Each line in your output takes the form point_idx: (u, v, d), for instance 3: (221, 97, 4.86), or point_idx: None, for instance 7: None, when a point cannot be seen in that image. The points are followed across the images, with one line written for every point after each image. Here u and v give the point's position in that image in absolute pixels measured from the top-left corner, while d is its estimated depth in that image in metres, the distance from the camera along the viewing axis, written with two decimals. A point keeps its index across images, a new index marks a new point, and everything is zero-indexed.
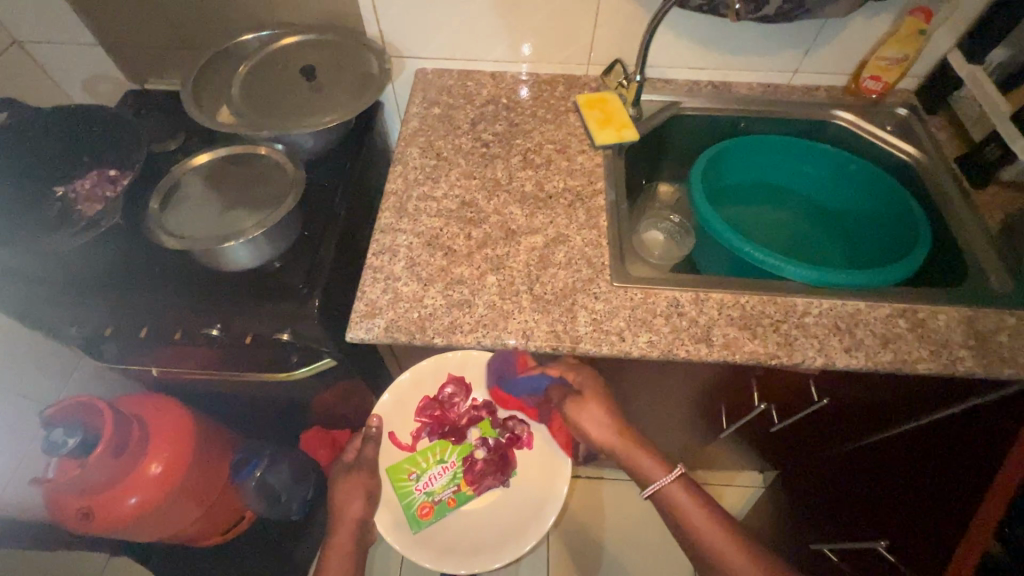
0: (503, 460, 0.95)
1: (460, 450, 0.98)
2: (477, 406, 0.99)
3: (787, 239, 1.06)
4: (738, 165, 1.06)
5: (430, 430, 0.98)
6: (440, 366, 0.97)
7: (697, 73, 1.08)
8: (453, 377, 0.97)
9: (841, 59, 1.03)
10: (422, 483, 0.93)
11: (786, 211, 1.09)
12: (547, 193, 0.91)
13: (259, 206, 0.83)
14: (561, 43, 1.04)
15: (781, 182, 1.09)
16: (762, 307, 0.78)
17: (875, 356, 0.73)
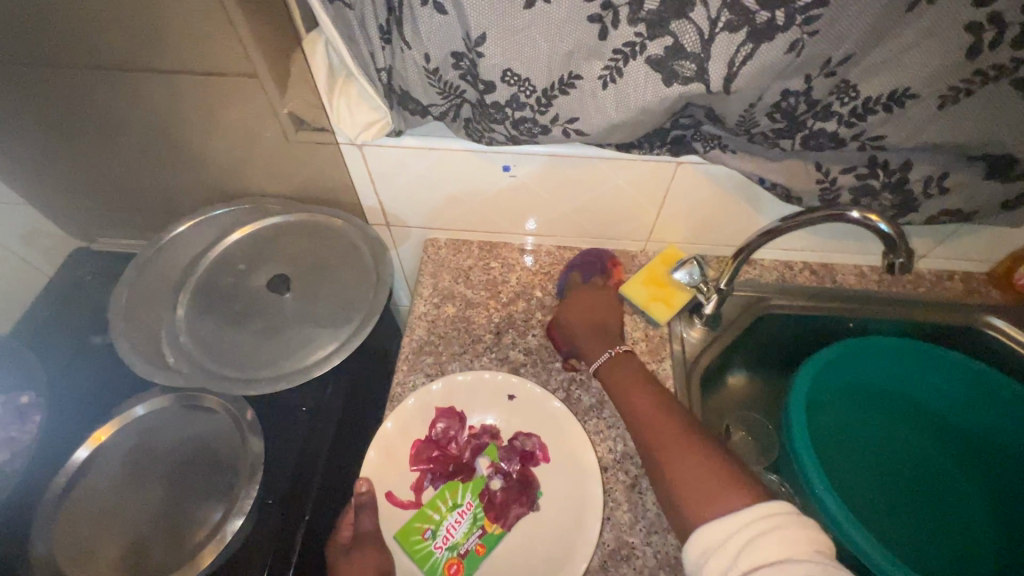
0: (524, 481, 0.65)
1: (473, 486, 0.66)
2: (477, 433, 0.68)
3: (916, 481, 0.79)
4: (846, 376, 0.80)
5: (433, 476, 0.66)
6: (406, 416, 0.66)
7: (789, 254, 0.83)
8: (443, 409, 0.68)
9: (985, 248, 0.78)
10: (441, 539, 0.62)
11: (918, 436, 0.81)
12: (600, 459, 0.66)
13: (186, 505, 0.60)
14: (611, 223, 0.80)
15: (902, 396, 0.82)
16: None
17: None
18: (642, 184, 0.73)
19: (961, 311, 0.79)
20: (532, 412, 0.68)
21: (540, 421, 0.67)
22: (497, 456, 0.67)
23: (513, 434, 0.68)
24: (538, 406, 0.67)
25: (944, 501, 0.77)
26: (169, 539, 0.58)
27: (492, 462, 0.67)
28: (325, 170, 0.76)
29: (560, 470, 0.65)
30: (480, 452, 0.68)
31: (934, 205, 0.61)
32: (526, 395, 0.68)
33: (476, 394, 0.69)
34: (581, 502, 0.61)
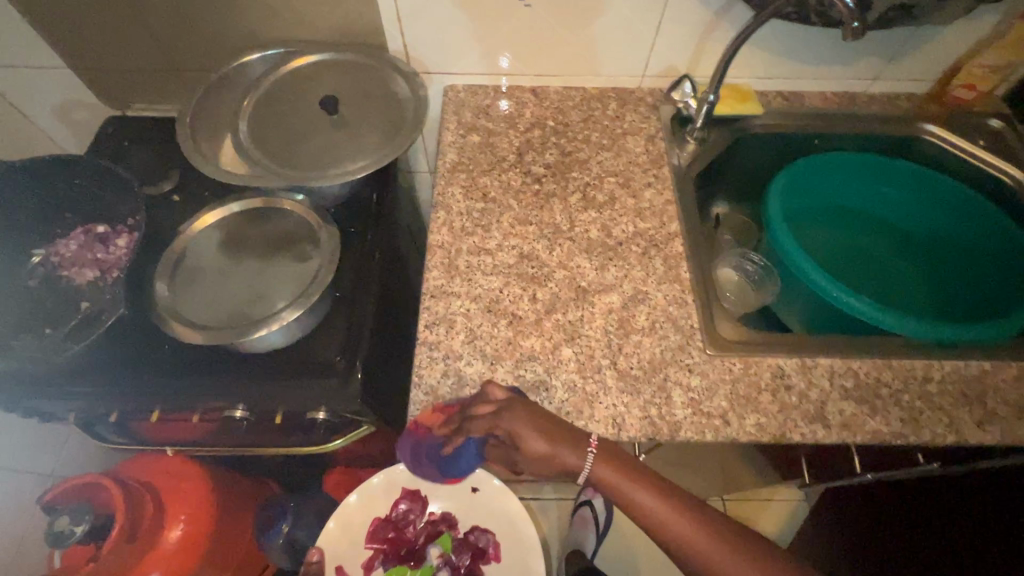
0: (471, 574, 0.75)
1: (422, 575, 0.76)
2: (435, 520, 0.78)
3: (880, 289, 0.93)
4: (816, 192, 0.95)
5: (385, 557, 0.76)
6: (408, 473, 0.77)
7: (764, 83, 0.95)
8: (404, 492, 0.77)
9: (927, 67, 0.92)
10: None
11: (880, 253, 0.96)
12: (615, 239, 0.79)
13: (266, 288, 0.71)
14: (613, 56, 0.90)
15: (863, 214, 0.98)
16: (879, 374, 0.68)
17: (1011, 431, 0.65)
18: (641, 10, 0.83)
19: (907, 122, 0.93)
20: (490, 511, 0.76)
21: (499, 524, 0.75)
22: (449, 547, 0.77)
23: (469, 529, 0.76)
24: (495, 503, 0.75)
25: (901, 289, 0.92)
26: (265, 301, 0.70)
27: (441, 553, 0.77)
28: (359, 8, 0.83)
29: (548, 276, 0.75)
30: (433, 541, 0.77)
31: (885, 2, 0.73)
32: (487, 492, 0.76)
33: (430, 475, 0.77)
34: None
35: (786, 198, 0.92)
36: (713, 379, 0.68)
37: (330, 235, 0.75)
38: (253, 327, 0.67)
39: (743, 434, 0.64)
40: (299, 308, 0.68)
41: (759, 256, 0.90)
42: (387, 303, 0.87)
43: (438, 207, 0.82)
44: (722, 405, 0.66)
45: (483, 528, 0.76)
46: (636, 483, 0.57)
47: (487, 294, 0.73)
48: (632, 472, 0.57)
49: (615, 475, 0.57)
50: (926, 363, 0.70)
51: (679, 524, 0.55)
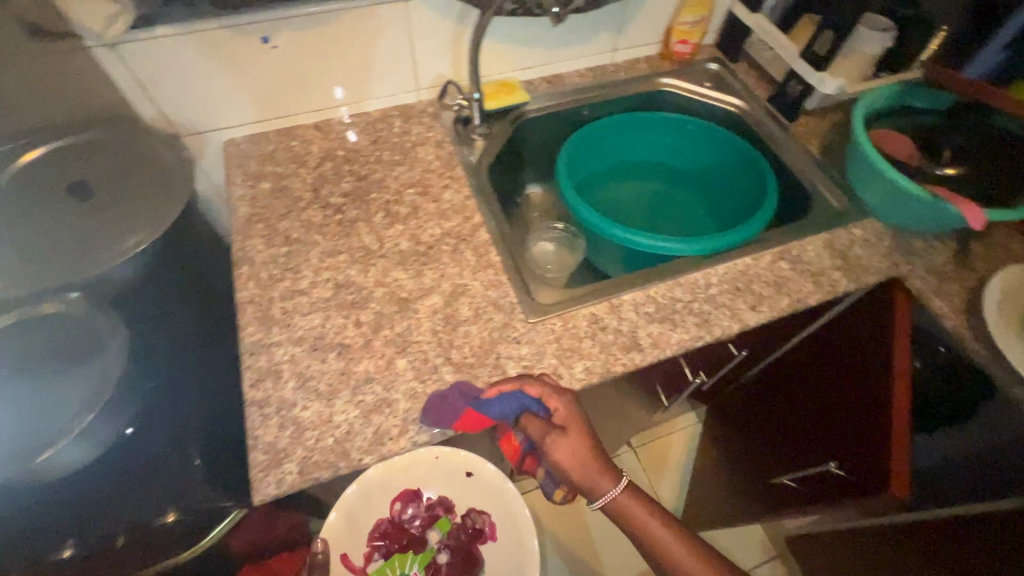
0: (468, 557, 0.76)
1: (421, 557, 0.75)
2: (433, 505, 0.75)
3: (678, 215, 1.13)
4: (603, 154, 1.10)
5: (383, 548, 0.73)
6: (387, 476, 0.70)
7: (526, 73, 1.05)
8: (398, 496, 0.72)
9: (648, 32, 1.08)
10: None
11: (674, 187, 1.15)
12: (425, 244, 0.82)
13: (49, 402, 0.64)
14: (380, 77, 0.94)
15: (653, 158, 1.14)
16: (672, 293, 0.79)
17: (775, 305, 0.79)
18: (388, 31, 0.88)
19: (649, 80, 1.09)
20: (482, 490, 0.76)
21: (490, 501, 0.76)
22: (447, 529, 0.76)
23: (466, 511, 0.77)
24: (491, 485, 0.76)
25: (687, 217, 1.12)
26: (51, 417, 0.63)
27: (440, 536, 0.76)
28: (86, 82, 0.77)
29: (368, 297, 0.76)
30: (432, 525, 0.76)
31: None
32: (483, 473, 0.75)
33: (440, 468, 0.73)
34: (519, 571, 0.74)
35: (575, 166, 1.05)
36: (543, 341, 0.73)
37: (115, 323, 0.69)
38: (38, 449, 0.60)
39: (575, 381, 0.70)
40: (90, 411, 0.63)
41: (563, 225, 1.02)
42: (216, 379, 0.82)
43: (241, 262, 0.79)
44: (552, 362, 0.72)
45: (482, 508, 0.76)
46: (605, 475, 0.69)
47: (310, 333, 0.72)
48: (593, 458, 0.69)
49: (578, 466, 0.68)
50: (706, 272, 0.82)
51: (632, 505, 0.70)
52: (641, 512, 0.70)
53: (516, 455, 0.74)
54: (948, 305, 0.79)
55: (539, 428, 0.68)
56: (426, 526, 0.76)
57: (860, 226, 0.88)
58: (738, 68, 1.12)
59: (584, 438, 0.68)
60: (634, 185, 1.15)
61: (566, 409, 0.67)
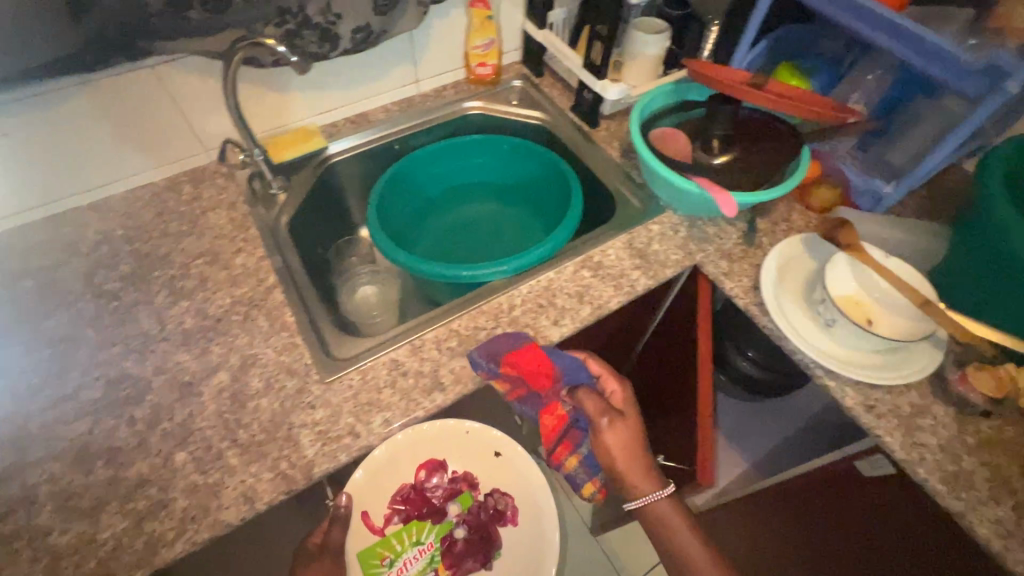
0: (488, 539, 0.79)
1: (438, 529, 0.81)
2: (456, 479, 0.81)
3: (515, 230, 1.11)
4: (426, 186, 1.09)
5: (403, 513, 0.77)
6: (420, 437, 0.75)
7: (326, 117, 1.02)
8: (423, 465, 0.77)
9: (446, 59, 1.08)
10: (395, 569, 0.77)
11: (504, 205, 1.14)
12: (213, 317, 0.77)
13: None
14: (155, 146, 0.89)
15: (475, 183, 1.14)
16: (475, 323, 0.78)
17: (577, 316, 0.80)
18: (145, 99, 0.82)
19: (454, 105, 1.09)
20: (516, 469, 0.81)
21: (517, 484, 0.81)
22: (467, 505, 0.81)
23: (489, 490, 0.81)
24: (521, 465, 0.81)
25: (521, 233, 1.10)
26: None
27: (461, 510, 0.81)
28: None
29: (144, 389, 0.70)
30: (454, 498, 0.81)
31: (344, 29, 0.83)
32: (510, 452, 0.81)
33: (467, 444, 0.80)
34: (536, 563, 0.78)
35: (394, 212, 1.04)
36: (339, 400, 0.70)
37: None
38: None
39: (373, 437, 0.68)
40: None
41: (366, 267, 1.00)
42: None
43: None
44: (348, 422, 0.69)
45: (503, 490, 0.81)
46: (646, 480, 0.74)
47: (73, 444, 0.66)
48: (638, 457, 0.75)
49: (634, 465, 0.74)
50: (511, 293, 0.82)
51: (672, 516, 0.74)
52: (672, 517, 0.74)
53: (554, 433, 0.76)
54: (737, 286, 0.83)
55: (596, 408, 0.75)
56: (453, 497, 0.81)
57: (658, 221, 0.92)
58: (543, 81, 1.14)
59: (635, 426, 0.76)
60: (469, 211, 1.15)
61: (619, 394, 0.78)
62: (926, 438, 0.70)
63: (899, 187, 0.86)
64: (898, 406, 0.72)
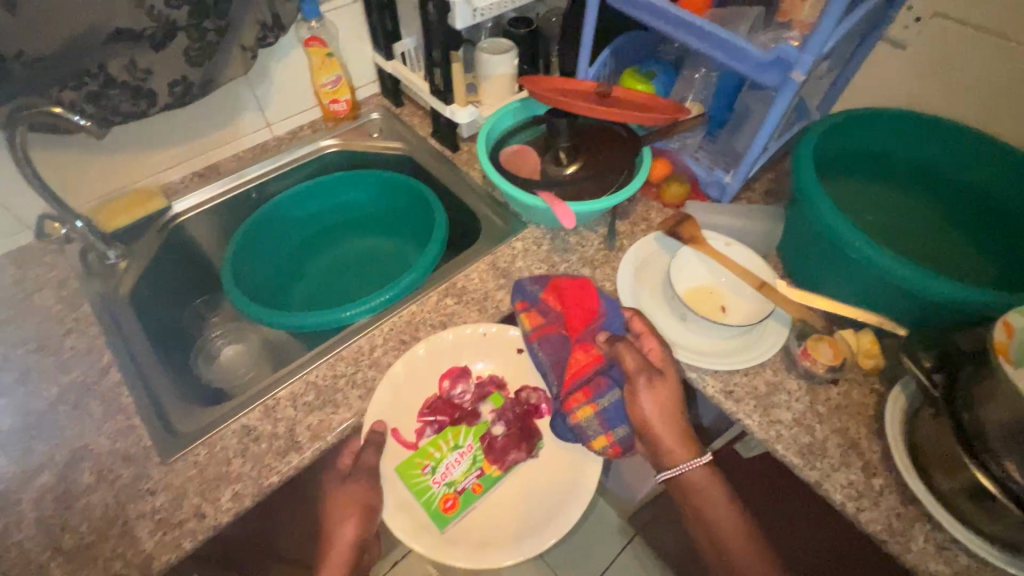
0: (526, 431, 0.74)
1: (474, 430, 0.74)
2: (484, 381, 0.77)
3: (391, 259, 1.07)
4: (293, 230, 1.06)
5: (434, 420, 0.73)
6: (434, 345, 0.77)
7: (170, 173, 0.97)
8: (444, 371, 0.76)
9: (295, 100, 1.06)
10: (440, 474, 0.70)
11: (384, 237, 1.10)
12: (37, 411, 0.70)
13: None
14: None
15: (349, 220, 1.10)
16: (333, 371, 0.75)
17: (441, 346, 0.78)
18: None
19: (310, 146, 1.06)
20: (525, 367, 0.78)
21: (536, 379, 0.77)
22: (500, 403, 0.76)
23: (518, 388, 0.77)
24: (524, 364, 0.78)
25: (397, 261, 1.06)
26: None
27: (495, 408, 0.76)
28: None
29: None
30: (485, 398, 0.76)
31: (159, 84, 0.79)
32: (529, 354, 0.78)
33: (480, 343, 0.78)
34: (579, 464, 0.71)
35: (258, 264, 1.00)
36: (183, 480, 0.65)
37: None
38: None
39: (221, 514, 0.63)
40: None
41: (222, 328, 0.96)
42: None
43: None
44: (192, 503, 0.63)
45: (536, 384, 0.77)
46: (680, 446, 0.69)
47: None
48: (681, 425, 0.70)
49: (681, 434, 0.69)
50: (372, 334, 0.80)
51: (709, 486, 0.68)
52: (706, 485, 0.68)
53: (582, 370, 0.73)
54: None
55: (636, 364, 0.71)
56: (481, 393, 0.76)
57: (520, 238, 0.92)
58: (404, 110, 1.14)
59: (676, 394, 0.70)
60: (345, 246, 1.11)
61: (658, 351, 0.74)
62: (780, 414, 0.72)
63: (736, 178, 0.90)
64: (755, 387, 0.75)
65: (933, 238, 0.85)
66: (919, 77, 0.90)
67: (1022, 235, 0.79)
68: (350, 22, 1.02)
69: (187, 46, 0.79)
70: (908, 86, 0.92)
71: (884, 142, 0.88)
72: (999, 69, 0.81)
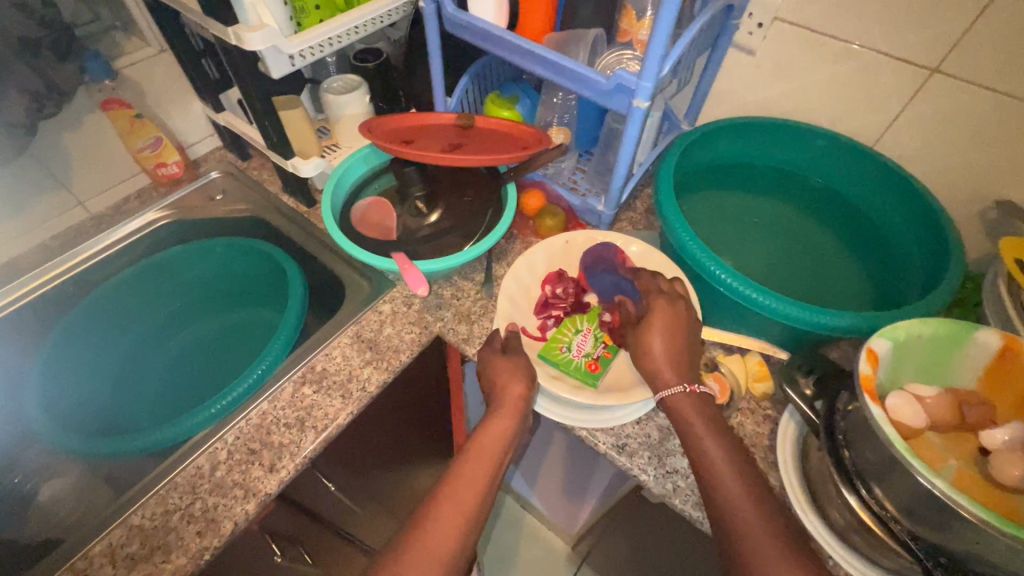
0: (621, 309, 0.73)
1: (590, 316, 0.75)
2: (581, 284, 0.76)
3: (252, 339, 0.90)
4: (133, 323, 0.89)
5: (551, 315, 0.73)
6: (533, 258, 0.75)
7: None
8: (547, 276, 0.76)
9: (110, 170, 0.91)
10: (577, 350, 0.70)
11: (237, 311, 0.94)
12: None
13: None
14: None
15: (192, 303, 0.94)
16: (164, 508, 0.63)
17: (297, 450, 0.67)
18: None
19: (137, 220, 0.91)
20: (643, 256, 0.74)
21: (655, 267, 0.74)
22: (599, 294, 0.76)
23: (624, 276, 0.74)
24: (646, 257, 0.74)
25: (256, 339, 0.90)
26: None
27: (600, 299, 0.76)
28: None
29: None
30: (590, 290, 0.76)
31: None
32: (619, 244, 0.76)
33: (570, 253, 0.78)
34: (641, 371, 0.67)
35: (83, 374, 0.82)
36: None
37: None
38: None
39: None
40: None
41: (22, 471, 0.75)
42: None
43: None
44: None
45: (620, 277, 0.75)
46: (668, 366, 0.61)
47: None
48: (676, 347, 0.62)
49: (674, 356, 0.61)
50: (212, 448, 0.67)
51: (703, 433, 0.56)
52: (690, 415, 0.58)
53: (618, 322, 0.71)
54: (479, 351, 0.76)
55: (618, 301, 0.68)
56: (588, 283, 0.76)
57: (388, 299, 0.82)
58: (250, 164, 1.01)
59: (674, 320, 0.63)
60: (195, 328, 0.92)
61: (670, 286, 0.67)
62: (676, 463, 0.67)
63: (609, 206, 0.85)
64: (648, 436, 0.69)
65: (807, 231, 0.85)
66: (772, 82, 0.88)
67: (880, 246, 0.82)
68: (160, 75, 0.89)
69: None
70: (765, 91, 0.90)
71: (743, 149, 0.91)
72: (843, 70, 0.80)
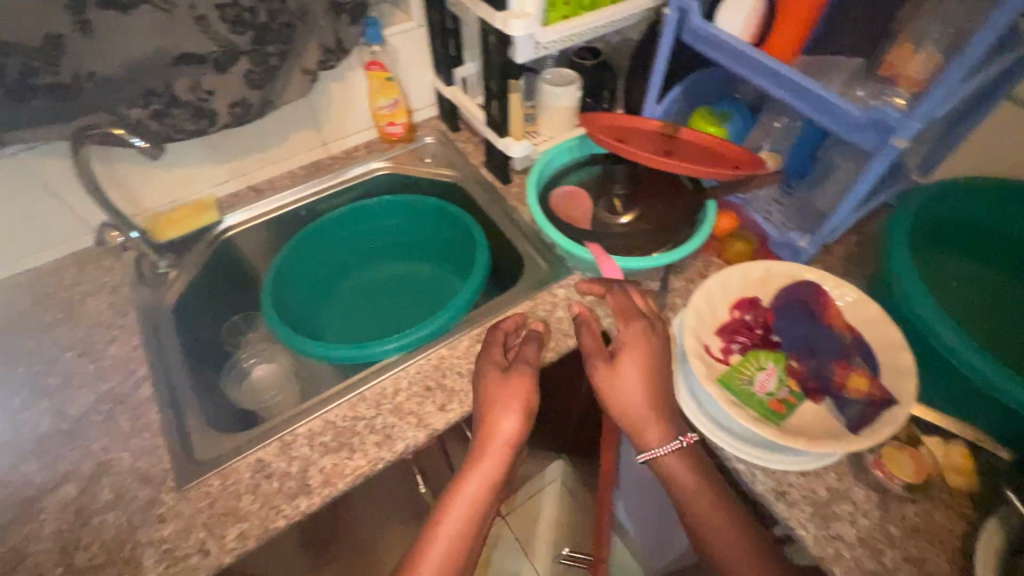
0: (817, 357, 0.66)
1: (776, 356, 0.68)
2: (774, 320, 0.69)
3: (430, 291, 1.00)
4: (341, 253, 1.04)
5: (737, 341, 0.68)
6: (729, 278, 0.70)
7: (223, 186, 0.99)
8: (739, 300, 0.70)
9: (352, 120, 1.05)
10: (759, 384, 0.64)
11: (420, 262, 1.08)
12: (75, 417, 0.73)
13: None
14: (34, 233, 0.85)
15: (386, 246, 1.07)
16: (354, 414, 0.72)
17: (466, 399, 0.73)
18: (14, 189, 0.79)
19: (363, 167, 1.05)
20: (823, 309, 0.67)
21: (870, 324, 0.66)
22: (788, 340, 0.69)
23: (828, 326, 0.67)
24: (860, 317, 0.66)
25: None
26: None
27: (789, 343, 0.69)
28: None
29: None
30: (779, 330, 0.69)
31: (220, 104, 0.80)
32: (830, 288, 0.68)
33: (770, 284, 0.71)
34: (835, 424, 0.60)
35: (298, 286, 0.98)
36: (197, 506, 0.64)
37: None
38: None
39: (224, 553, 0.61)
40: None
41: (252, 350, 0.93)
42: None
43: None
44: (199, 536, 0.62)
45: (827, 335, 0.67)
46: (656, 424, 0.62)
47: None
48: (653, 392, 0.63)
49: (654, 402, 0.63)
50: (398, 376, 0.76)
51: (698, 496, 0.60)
52: (688, 478, 0.61)
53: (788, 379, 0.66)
54: None
55: (593, 342, 0.67)
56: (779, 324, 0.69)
57: (564, 284, 0.86)
58: (459, 135, 1.11)
59: (647, 364, 0.64)
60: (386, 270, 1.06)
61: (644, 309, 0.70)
62: (843, 529, 0.62)
63: (813, 244, 0.79)
64: (814, 490, 0.65)
65: None
66: None
67: None
68: (413, 46, 1.01)
69: (247, 72, 0.79)
70: None
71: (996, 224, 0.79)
72: None
